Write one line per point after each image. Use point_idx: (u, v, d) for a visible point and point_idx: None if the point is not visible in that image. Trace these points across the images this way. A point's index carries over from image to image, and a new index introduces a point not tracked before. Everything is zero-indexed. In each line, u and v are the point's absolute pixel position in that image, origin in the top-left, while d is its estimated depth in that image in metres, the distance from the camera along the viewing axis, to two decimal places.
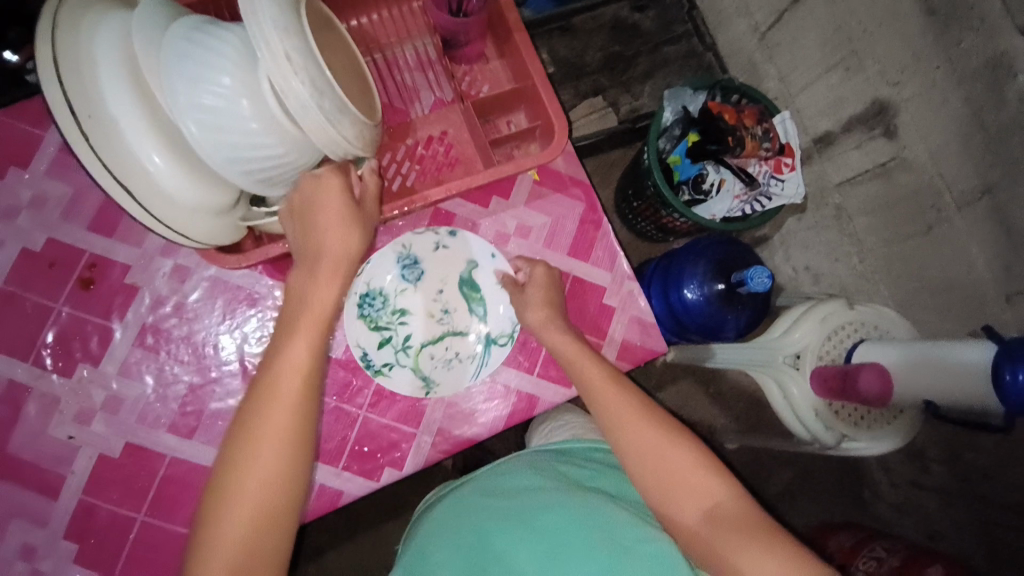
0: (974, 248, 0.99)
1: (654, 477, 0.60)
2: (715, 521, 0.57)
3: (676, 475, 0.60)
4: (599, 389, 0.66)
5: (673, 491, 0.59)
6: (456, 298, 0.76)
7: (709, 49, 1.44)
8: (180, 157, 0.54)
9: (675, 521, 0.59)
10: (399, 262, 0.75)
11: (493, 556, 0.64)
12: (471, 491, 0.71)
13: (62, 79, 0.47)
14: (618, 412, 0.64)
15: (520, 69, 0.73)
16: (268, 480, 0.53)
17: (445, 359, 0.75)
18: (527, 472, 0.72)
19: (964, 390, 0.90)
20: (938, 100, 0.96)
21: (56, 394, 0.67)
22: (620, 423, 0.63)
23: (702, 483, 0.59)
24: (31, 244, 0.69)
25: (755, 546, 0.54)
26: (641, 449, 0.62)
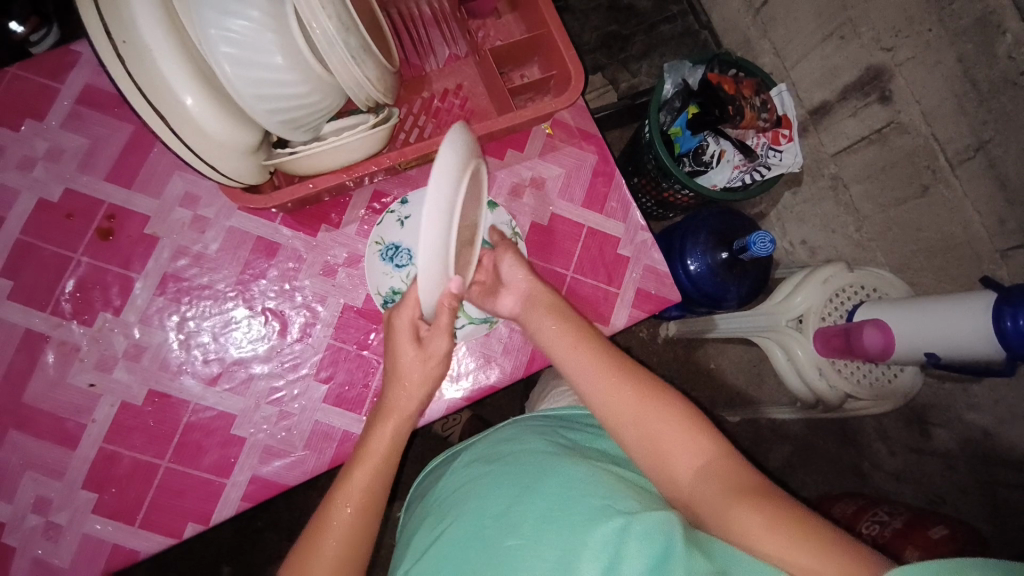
0: (969, 205, 1.02)
1: (633, 428, 0.57)
2: (703, 483, 0.53)
3: (661, 434, 0.56)
4: (563, 346, 0.64)
5: (658, 451, 0.56)
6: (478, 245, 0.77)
7: (704, 27, 1.47)
8: (212, 89, 0.54)
9: (664, 486, 0.56)
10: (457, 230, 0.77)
11: (487, 521, 0.56)
12: (476, 458, 0.67)
13: (99, 7, 0.47)
14: (590, 371, 0.61)
15: (535, 21, 0.75)
16: (363, 505, 0.55)
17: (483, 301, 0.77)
18: (533, 440, 0.65)
19: (965, 334, 0.90)
20: (932, 61, 0.99)
21: (76, 343, 0.67)
22: (598, 385, 0.60)
23: (688, 437, 0.56)
24: (48, 195, 0.69)
25: (742, 505, 0.49)
26: (618, 404, 0.58)
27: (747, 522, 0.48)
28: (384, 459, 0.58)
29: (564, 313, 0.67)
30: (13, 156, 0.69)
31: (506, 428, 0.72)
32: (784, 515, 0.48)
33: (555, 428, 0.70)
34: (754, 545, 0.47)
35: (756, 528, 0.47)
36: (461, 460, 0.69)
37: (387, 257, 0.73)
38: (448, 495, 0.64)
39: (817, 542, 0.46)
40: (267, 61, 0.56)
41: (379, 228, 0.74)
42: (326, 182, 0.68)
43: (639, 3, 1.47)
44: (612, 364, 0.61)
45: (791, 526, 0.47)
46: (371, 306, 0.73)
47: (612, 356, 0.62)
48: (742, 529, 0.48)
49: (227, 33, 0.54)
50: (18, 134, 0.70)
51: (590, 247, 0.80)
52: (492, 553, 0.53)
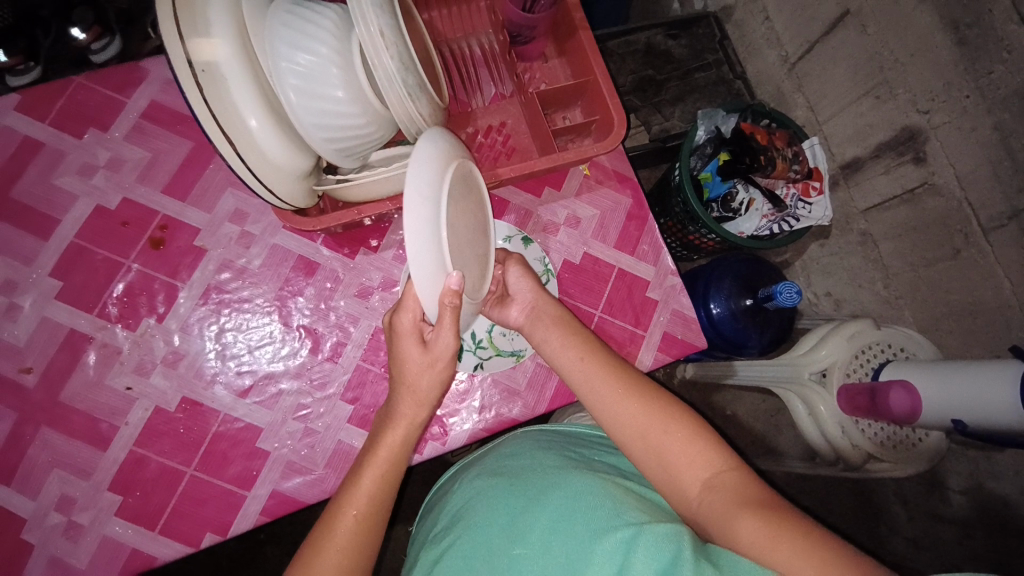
0: (1000, 271, 1.02)
1: (644, 444, 0.57)
2: (709, 494, 0.53)
3: (665, 447, 0.56)
4: (573, 365, 0.65)
5: (665, 463, 0.56)
6: None
7: (738, 77, 1.49)
8: (275, 115, 0.57)
9: (674, 494, 0.56)
10: None
11: (496, 533, 0.56)
12: (484, 470, 0.67)
13: (182, 36, 0.51)
14: (599, 391, 0.62)
15: (582, 67, 0.78)
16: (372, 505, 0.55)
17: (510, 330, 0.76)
18: (540, 453, 0.66)
19: (988, 404, 0.90)
20: (968, 127, 1.00)
21: (117, 346, 0.69)
22: (606, 401, 0.61)
23: (699, 453, 0.55)
24: (106, 203, 0.72)
25: (747, 513, 0.49)
26: (628, 421, 0.59)
27: (753, 533, 0.47)
28: (392, 462, 0.57)
29: (579, 330, 0.68)
30: (75, 163, 0.73)
31: (512, 440, 0.72)
32: (789, 523, 0.46)
33: (564, 442, 0.70)
34: (759, 553, 0.46)
35: (762, 536, 0.46)
36: (470, 473, 0.68)
37: None
38: (456, 508, 0.64)
39: (825, 550, 0.44)
40: (329, 93, 0.60)
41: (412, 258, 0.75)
42: (371, 209, 0.70)
43: (675, 50, 1.50)
44: (619, 384, 0.61)
45: (796, 533, 0.46)
46: None
47: (623, 376, 0.62)
48: (748, 538, 0.47)
49: (294, 65, 0.58)
50: (81, 143, 0.74)
51: (620, 288, 0.81)
52: (500, 559, 0.54)
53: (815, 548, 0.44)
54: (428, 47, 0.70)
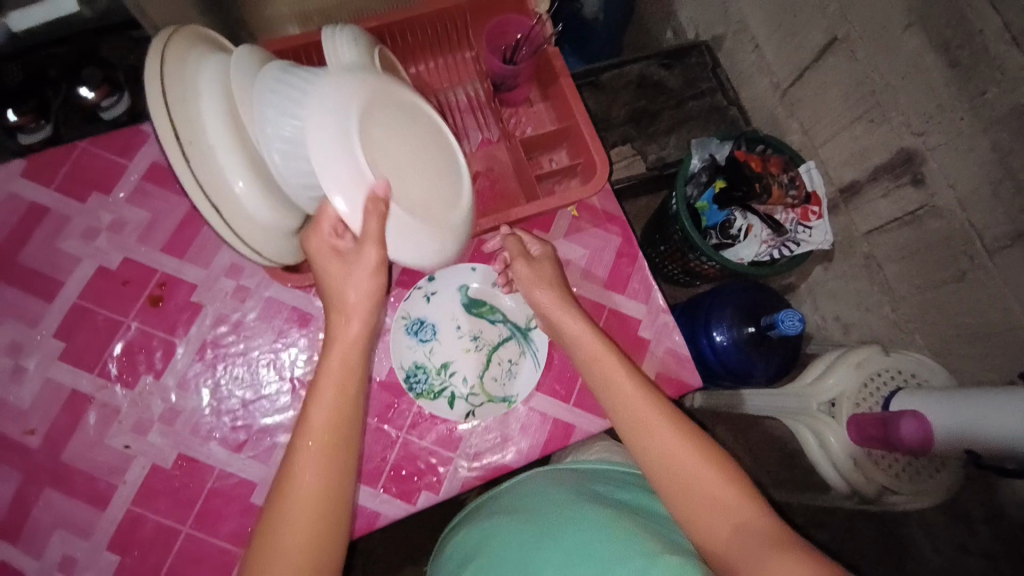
0: (1009, 294, 1.00)
1: (676, 483, 0.57)
2: (742, 538, 0.53)
3: (698, 489, 0.56)
4: (619, 384, 0.64)
5: (696, 502, 0.56)
6: (476, 324, 0.78)
7: (732, 103, 1.47)
8: (261, 180, 0.59)
9: (701, 537, 0.56)
10: (475, 312, 0.79)
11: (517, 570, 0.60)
12: (509, 508, 0.69)
13: (170, 112, 0.53)
14: (644, 419, 0.61)
15: (564, 111, 0.79)
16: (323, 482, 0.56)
17: (504, 373, 0.77)
18: (553, 489, 0.69)
19: (1002, 435, 0.87)
20: (965, 148, 0.99)
21: (117, 405, 0.70)
22: (644, 432, 0.61)
23: (730, 498, 0.55)
24: (107, 263, 0.74)
25: (782, 556, 0.50)
26: (667, 459, 0.58)
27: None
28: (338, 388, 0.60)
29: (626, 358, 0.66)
30: (79, 226, 0.75)
31: (534, 477, 0.74)
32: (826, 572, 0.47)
33: (578, 477, 0.72)
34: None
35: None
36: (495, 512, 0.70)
37: (413, 337, 0.76)
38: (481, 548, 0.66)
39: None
40: (315, 156, 0.60)
41: (401, 308, 0.76)
42: None
43: (668, 80, 1.48)
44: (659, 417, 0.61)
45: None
46: (394, 380, 0.75)
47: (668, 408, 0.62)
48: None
49: (281, 132, 0.58)
50: (86, 207, 0.76)
51: (611, 329, 0.81)
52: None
53: None
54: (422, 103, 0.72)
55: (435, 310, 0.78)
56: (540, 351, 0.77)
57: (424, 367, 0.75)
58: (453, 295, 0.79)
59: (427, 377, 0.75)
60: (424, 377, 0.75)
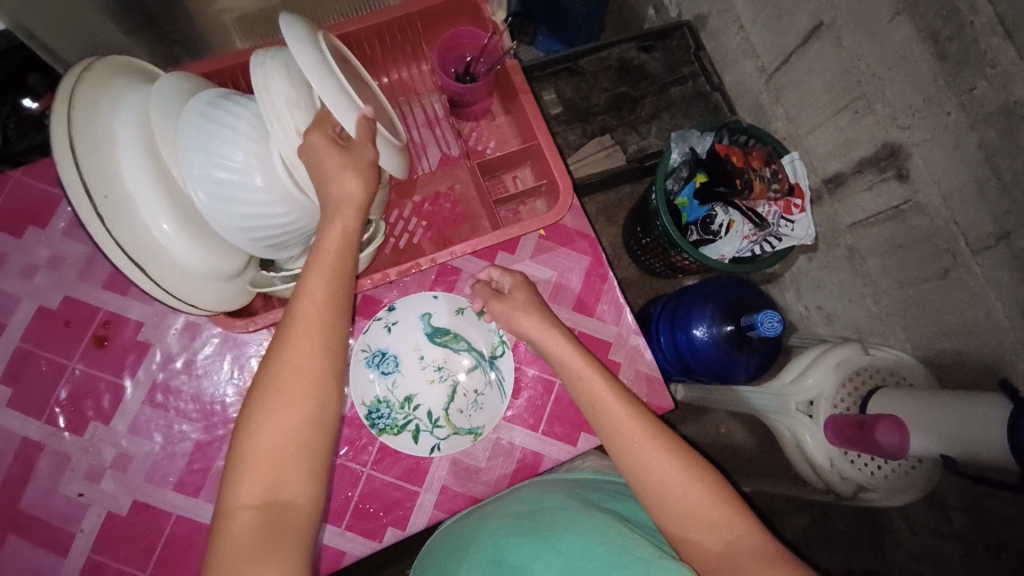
0: (991, 293, 0.97)
1: (664, 501, 0.54)
2: (736, 558, 0.51)
3: (687, 507, 0.53)
4: (603, 399, 0.59)
5: (685, 518, 0.53)
6: (438, 353, 0.76)
7: (715, 89, 1.39)
8: (190, 228, 0.55)
9: (693, 555, 0.53)
10: (437, 339, 0.76)
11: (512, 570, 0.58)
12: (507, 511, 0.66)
13: (79, 165, 0.48)
14: (626, 434, 0.57)
15: (526, 129, 0.75)
16: (291, 450, 0.48)
17: (470, 404, 0.75)
18: (548, 500, 0.66)
19: (978, 441, 0.86)
20: (951, 144, 0.95)
21: (67, 452, 0.68)
22: (629, 441, 0.56)
23: (720, 514, 0.53)
24: (48, 303, 0.71)
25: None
26: (659, 477, 0.55)
27: None
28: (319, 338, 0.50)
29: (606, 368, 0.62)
30: (16, 264, 0.72)
31: (531, 487, 0.71)
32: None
33: (572, 486, 0.70)
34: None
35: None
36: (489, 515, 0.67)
37: (375, 369, 0.74)
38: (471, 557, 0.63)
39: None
40: (248, 196, 0.58)
41: (360, 341, 0.74)
42: None
43: (649, 64, 1.42)
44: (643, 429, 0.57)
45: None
46: (356, 414, 0.73)
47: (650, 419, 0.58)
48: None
49: (210, 174, 0.56)
50: (21, 243, 0.72)
51: None
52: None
53: None
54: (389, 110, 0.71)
55: (396, 340, 0.75)
56: (506, 381, 0.75)
57: (387, 401, 0.73)
58: (415, 324, 0.76)
59: (389, 412, 0.73)
60: (387, 412, 0.73)
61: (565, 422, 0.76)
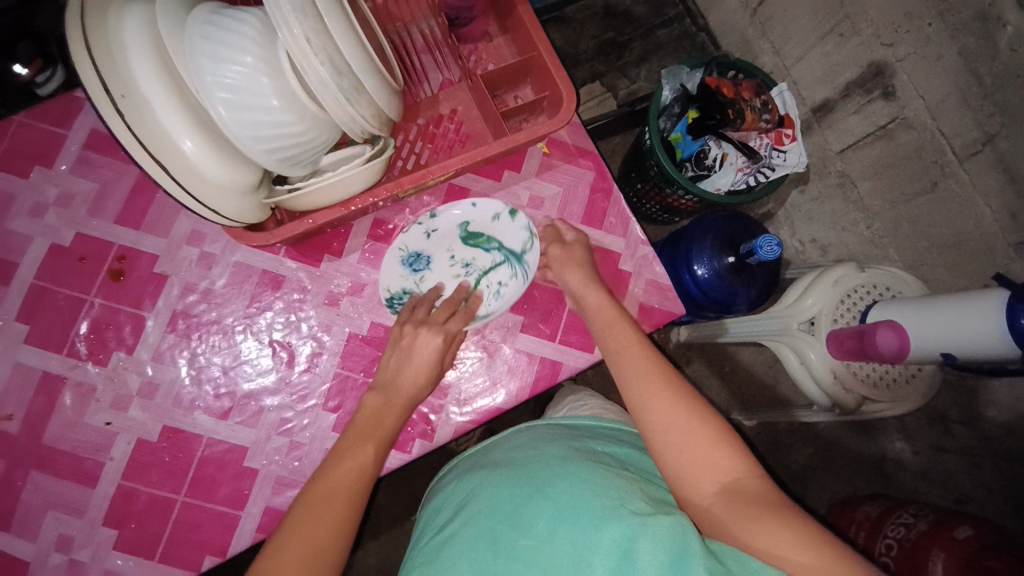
0: (979, 200, 0.97)
1: (668, 437, 0.57)
2: (730, 494, 0.54)
3: (689, 444, 0.56)
4: (623, 346, 0.66)
5: (687, 453, 0.56)
6: (467, 250, 0.77)
7: (701, 30, 1.45)
8: (209, 134, 0.56)
9: (687, 497, 0.56)
10: (467, 237, 0.78)
11: (504, 518, 0.56)
12: (491, 464, 0.65)
13: (97, 64, 0.50)
14: (639, 373, 0.63)
15: (526, 44, 0.77)
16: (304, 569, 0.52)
17: (491, 297, 0.76)
18: (544, 447, 0.64)
19: (978, 334, 0.86)
20: (933, 56, 0.94)
21: (92, 383, 0.69)
22: (639, 384, 0.62)
23: (720, 453, 0.56)
24: (60, 240, 0.71)
25: (771, 520, 0.50)
26: (661, 416, 0.59)
27: (775, 540, 0.49)
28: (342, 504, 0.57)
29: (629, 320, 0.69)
30: (25, 203, 0.72)
31: (516, 435, 0.70)
32: (812, 535, 0.49)
33: (564, 432, 0.69)
34: (778, 558, 0.48)
35: (786, 544, 0.49)
36: (474, 470, 0.66)
37: (407, 265, 0.76)
38: (451, 529, 0.60)
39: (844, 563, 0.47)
40: (262, 104, 0.58)
41: (398, 240, 0.76)
42: (324, 217, 0.69)
43: (635, 9, 1.44)
44: (656, 375, 0.62)
45: (822, 544, 0.48)
46: (376, 334, 0.74)
47: (662, 366, 0.63)
48: (772, 545, 0.49)
49: (223, 79, 0.56)
50: (28, 182, 0.72)
51: (592, 264, 0.80)
52: (506, 551, 0.54)
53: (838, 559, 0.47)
54: (378, 33, 0.67)
55: (426, 239, 0.77)
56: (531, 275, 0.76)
57: (408, 292, 0.75)
58: (453, 230, 0.78)
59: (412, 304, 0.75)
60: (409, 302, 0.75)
61: (581, 331, 0.78)
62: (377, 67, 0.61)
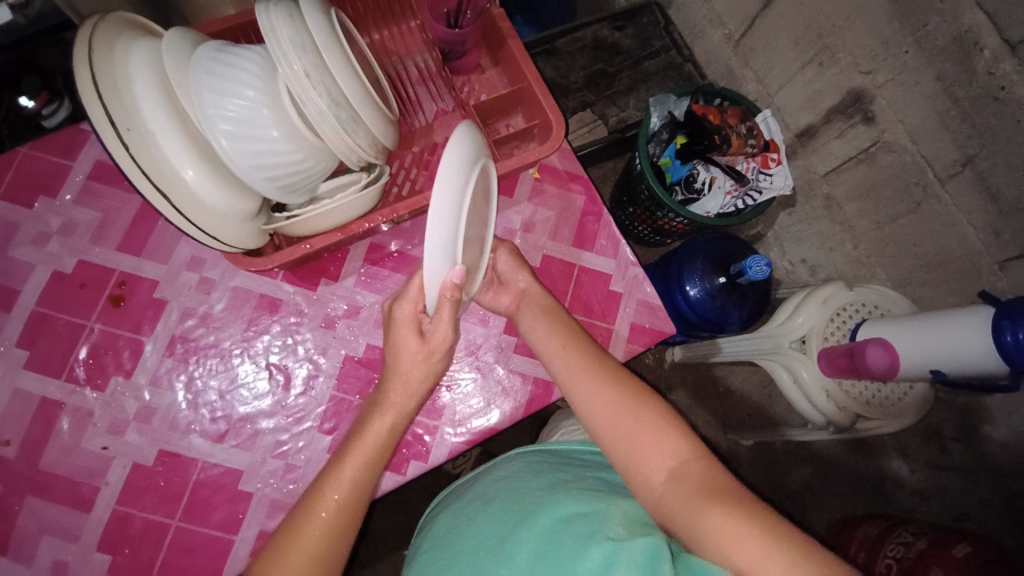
0: (963, 220, 0.99)
1: (612, 432, 0.58)
2: (677, 482, 0.53)
3: (637, 439, 0.57)
4: (560, 352, 0.67)
5: (635, 449, 0.56)
6: None
7: (687, 60, 1.48)
8: (211, 164, 0.58)
9: (642, 492, 0.56)
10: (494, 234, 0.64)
11: (487, 552, 0.57)
12: (477, 497, 0.66)
13: (103, 97, 0.51)
14: (580, 376, 0.63)
15: (517, 76, 0.81)
16: None
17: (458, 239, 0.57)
18: (526, 478, 0.64)
19: (966, 353, 0.87)
20: (911, 81, 0.97)
21: (89, 408, 0.70)
22: (583, 387, 0.63)
23: (669, 443, 0.56)
24: (63, 267, 0.73)
25: (714, 508, 0.49)
26: (605, 414, 0.59)
27: (719, 529, 0.48)
28: (323, 540, 0.54)
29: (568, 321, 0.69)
30: (28, 232, 0.73)
31: (502, 466, 0.71)
32: (756, 523, 0.47)
33: (548, 460, 0.69)
34: (722, 549, 0.47)
35: (729, 534, 0.47)
36: (461, 502, 0.67)
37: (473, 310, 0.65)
38: (437, 559, 0.60)
39: (792, 548, 0.45)
40: (263, 134, 0.60)
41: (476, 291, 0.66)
42: (320, 241, 0.71)
43: (622, 41, 1.48)
44: (600, 376, 0.62)
45: (765, 530, 0.46)
46: (370, 356, 0.75)
47: (608, 367, 0.64)
48: (716, 533, 0.48)
49: (225, 112, 0.58)
50: (32, 212, 0.74)
51: (583, 285, 0.82)
52: None
53: (781, 543, 0.45)
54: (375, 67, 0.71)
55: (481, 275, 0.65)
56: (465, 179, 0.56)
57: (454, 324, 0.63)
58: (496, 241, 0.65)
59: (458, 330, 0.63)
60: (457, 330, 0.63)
61: None
62: (373, 98, 0.64)
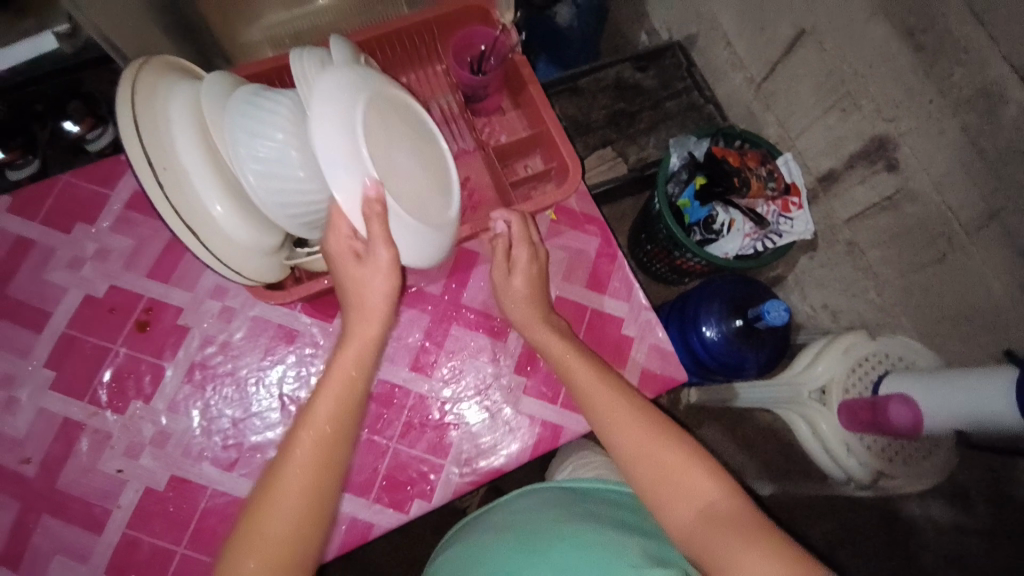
0: (990, 273, 0.97)
1: (641, 465, 0.57)
2: (708, 520, 0.52)
3: (667, 473, 0.56)
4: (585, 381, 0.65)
5: (665, 485, 0.55)
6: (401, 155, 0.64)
7: (708, 101, 1.46)
8: (239, 202, 0.61)
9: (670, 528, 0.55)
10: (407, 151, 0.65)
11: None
12: (496, 529, 0.65)
13: (142, 138, 0.54)
14: (607, 407, 0.62)
15: (537, 120, 0.83)
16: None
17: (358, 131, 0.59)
18: (545, 512, 0.64)
19: (997, 417, 0.83)
20: (936, 131, 0.96)
21: (108, 430, 0.71)
22: (609, 420, 0.61)
23: (697, 480, 0.55)
24: (94, 292, 0.76)
25: (750, 550, 0.49)
26: (634, 448, 0.58)
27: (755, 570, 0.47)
28: (292, 519, 0.51)
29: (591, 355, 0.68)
30: (64, 257, 0.77)
31: (522, 499, 0.70)
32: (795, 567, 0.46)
33: (569, 495, 0.68)
34: None
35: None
36: (480, 533, 0.66)
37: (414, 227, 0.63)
38: None
39: None
40: (289, 175, 0.62)
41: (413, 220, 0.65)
42: None
43: (644, 82, 1.47)
44: (626, 408, 0.61)
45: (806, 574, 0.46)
46: (382, 391, 0.77)
47: (633, 400, 0.62)
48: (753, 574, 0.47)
49: (255, 153, 0.61)
50: (69, 237, 0.77)
51: (596, 327, 0.82)
52: None
53: None
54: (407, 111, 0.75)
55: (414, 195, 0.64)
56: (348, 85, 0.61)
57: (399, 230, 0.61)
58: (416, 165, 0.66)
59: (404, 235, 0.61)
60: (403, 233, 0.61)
61: None
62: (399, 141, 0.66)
